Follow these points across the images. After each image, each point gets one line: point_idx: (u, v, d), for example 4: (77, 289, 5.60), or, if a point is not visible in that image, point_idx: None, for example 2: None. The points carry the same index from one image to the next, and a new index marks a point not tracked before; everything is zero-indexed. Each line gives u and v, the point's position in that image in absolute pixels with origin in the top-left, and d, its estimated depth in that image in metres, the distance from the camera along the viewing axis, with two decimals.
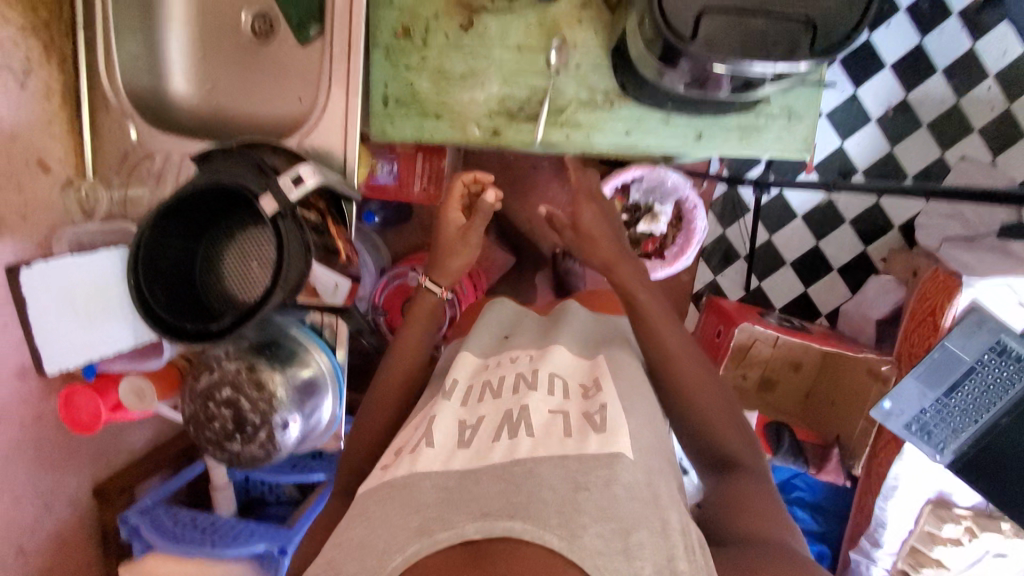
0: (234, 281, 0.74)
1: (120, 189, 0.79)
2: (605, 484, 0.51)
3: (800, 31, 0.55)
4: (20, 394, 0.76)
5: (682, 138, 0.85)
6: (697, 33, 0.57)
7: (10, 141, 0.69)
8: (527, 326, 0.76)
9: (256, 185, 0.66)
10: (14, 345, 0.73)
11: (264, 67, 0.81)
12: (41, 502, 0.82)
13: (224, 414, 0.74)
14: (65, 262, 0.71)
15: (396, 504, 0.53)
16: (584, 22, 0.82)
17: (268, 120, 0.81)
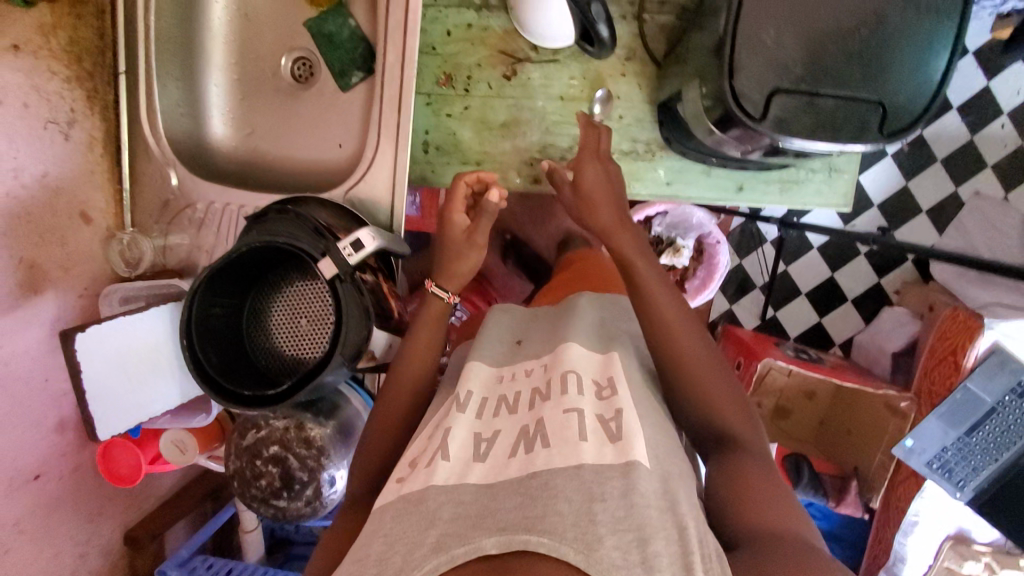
0: (285, 336, 0.77)
1: (161, 237, 0.81)
2: (622, 495, 0.50)
3: (872, 115, 0.58)
4: (57, 450, 0.77)
5: (722, 188, 0.91)
6: (768, 112, 0.58)
7: (54, 195, 0.73)
8: (537, 330, 0.76)
9: (315, 249, 0.69)
10: (56, 397, 0.76)
11: (305, 111, 0.85)
12: (77, 551, 0.83)
13: (272, 472, 0.83)
14: (116, 325, 0.70)
15: (414, 522, 0.52)
16: (627, 75, 0.87)
17: (307, 164, 0.84)
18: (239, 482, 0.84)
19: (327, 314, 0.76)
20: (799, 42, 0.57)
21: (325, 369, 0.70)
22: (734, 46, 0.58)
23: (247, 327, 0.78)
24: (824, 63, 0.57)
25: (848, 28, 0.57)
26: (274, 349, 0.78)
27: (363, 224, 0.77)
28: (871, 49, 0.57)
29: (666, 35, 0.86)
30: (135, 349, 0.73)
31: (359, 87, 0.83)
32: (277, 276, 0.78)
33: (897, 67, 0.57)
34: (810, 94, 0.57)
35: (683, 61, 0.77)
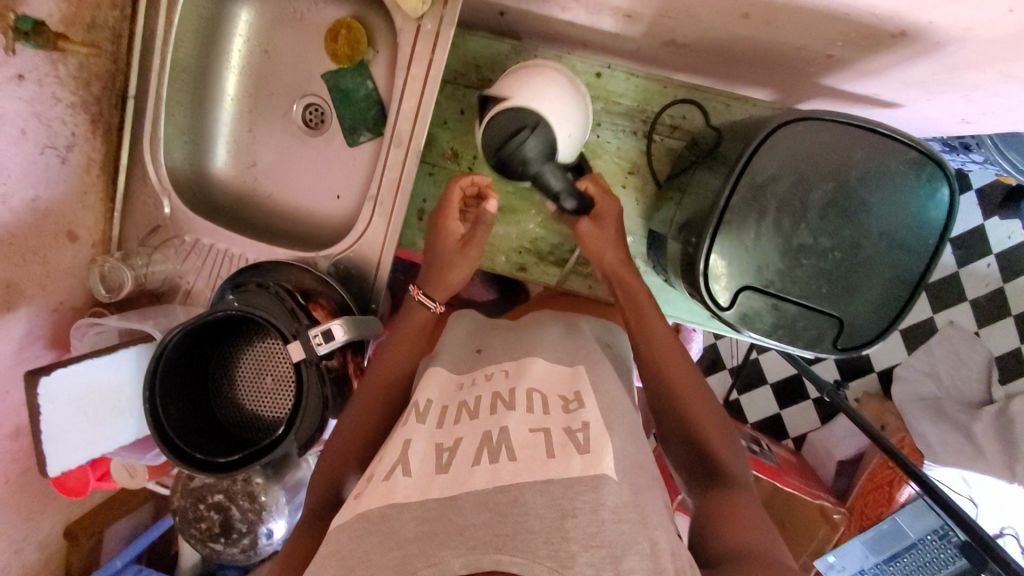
0: (248, 396, 0.74)
1: (143, 263, 0.81)
2: (592, 510, 0.50)
3: (829, 327, 0.59)
4: (9, 455, 0.78)
5: (698, 313, 0.92)
6: (734, 305, 0.60)
7: (43, 217, 0.73)
8: (498, 341, 0.79)
9: (288, 330, 0.68)
10: (16, 406, 0.77)
11: (309, 155, 0.89)
12: (13, 545, 0.82)
13: (213, 517, 0.78)
14: (86, 365, 0.65)
15: (378, 543, 0.50)
16: (626, 187, 0.88)
17: (306, 214, 0.89)
18: (179, 520, 0.79)
19: (291, 382, 0.73)
20: (776, 249, 0.57)
21: (273, 450, 0.67)
22: (717, 231, 0.58)
23: (210, 377, 0.75)
24: (796, 271, 0.57)
25: (821, 250, 0.57)
26: (232, 406, 0.74)
27: (338, 291, 0.79)
28: (843, 269, 0.57)
29: (671, 159, 0.87)
30: (97, 384, 0.67)
31: (366, 145, 0.87)
32: (248, 330, 0.74)
33: (867, 286, 0.58)
34: (777, 296, 0.58)
35: (683, 193, 0.79)
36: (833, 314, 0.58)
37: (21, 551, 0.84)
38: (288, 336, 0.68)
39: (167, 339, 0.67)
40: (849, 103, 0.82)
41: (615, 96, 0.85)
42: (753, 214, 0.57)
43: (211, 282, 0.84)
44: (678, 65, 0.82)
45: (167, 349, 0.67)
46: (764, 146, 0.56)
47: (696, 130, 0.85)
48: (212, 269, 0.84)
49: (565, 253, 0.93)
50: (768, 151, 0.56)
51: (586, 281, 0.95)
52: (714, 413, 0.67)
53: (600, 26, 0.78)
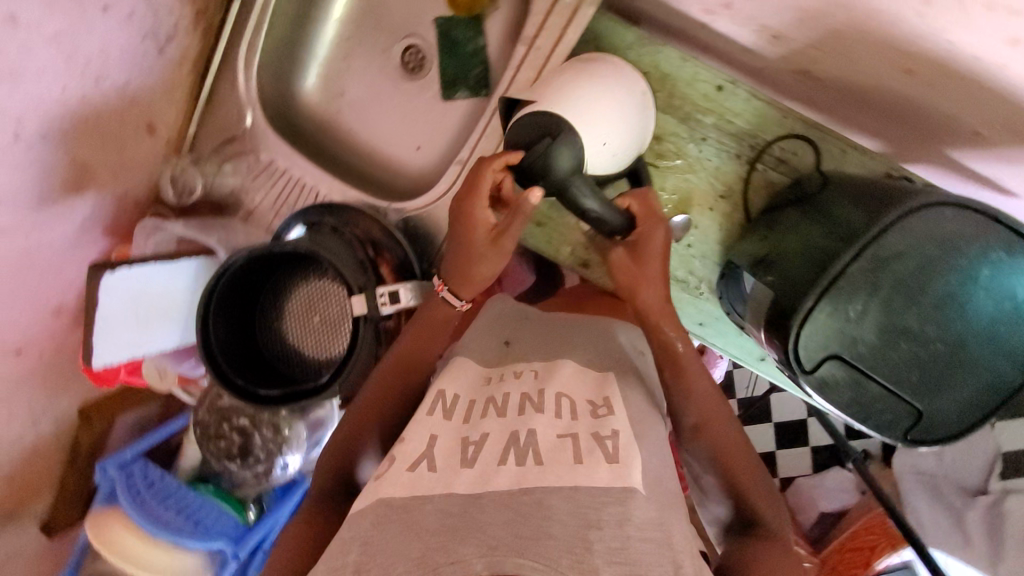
0: (293, 332, 0.72)
1: (212, 170, 0.79)
2: (618, 523, 0.45)
3: (907, 417, 0.57)
4: (49, 330, 0.78)
5: (748, 353, 0.90)
6: (818, 370, 0.58)
7: (129, 105, 0.72)
8: (527, 332, 0.76)
9: (354, 281, 0.66)
10: (64, 285, 0.76)
11: (399, 98, 0.84)
12: (32, 417, 0.83)
13: (234, 438, 0.78)
14: (149, 268, 0.65)
15: (396, 535, 0.45)
16: (713, 211, 0.84)
17: (383, 160, 0.85)
18: (199, 434, 0.80)
19: (337, 329, 0.71)
20: (878, 327, 0.54)
21: (313, 397, 0.66)
22: (821, 296, 0.55)
23: (259, 303, 0.73)
24: (896, 355, 0.55)
25: (928, 340, 0.54)
26: (276, 338, 0.73)
27: (396, 241, 0.76)
28: (943, 365, 0.54)
29: (768, 192, 0.82)
30: (156, 288, 0.67)
31: (460, 103, 0.82)
32: (305, 266, 0.72)
33: (960, 388, 0.55)
34: (866, 373, 0.55)
35: (770, 232, 0.76)
36: (916, 406, 0.56)
37: (37, 424, 0.84)
38: (353, 287, 0.66)
39: (232, 261, 0.65)
40: (970, 176, 0.75)
41: (731, 116, 0.81)
42: (868, 286, 0.54)
43: (276, 206, 0.81)
44: (806, 95, 0.79)
45: (229, 271, 0.65)
46: (901, 221, 0.54)
47: (804, 169, 0.80)
48: (281, 197, 0.80)
49: None
50: (903, 228, 0.54)
51: None
52: (755, 460, 0.66)
53: (734, 37, 0.75)
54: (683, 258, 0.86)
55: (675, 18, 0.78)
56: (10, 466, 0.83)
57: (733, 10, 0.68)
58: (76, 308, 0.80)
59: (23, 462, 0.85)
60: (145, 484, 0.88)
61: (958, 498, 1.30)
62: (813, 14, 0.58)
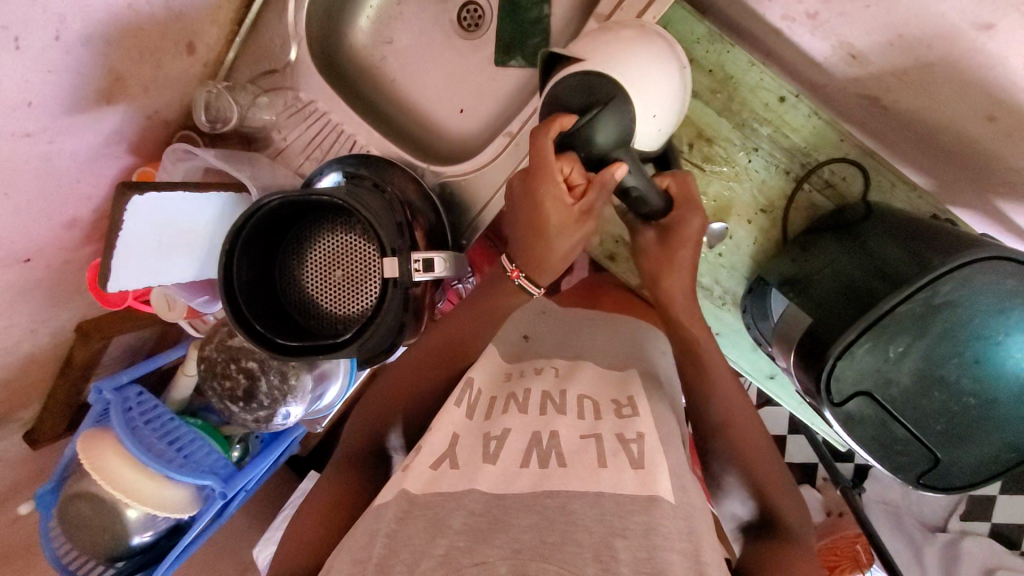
0: (313, 281, 0.70)
1: (248, 102, 0.76)
2: (644, 533, 0.46)
3: (922, 461, 0.59)
4: (59, 242, 0.75)
5: (757, 369, 0.92)
6: (845, 403, 0.59)
7: (173, 21, 0.68)
8: (545, 328, 0.82)
9: (390, 243, 0.65)
10: (81, 198, 0.73)
11: (449, 55, 0.80)
12: (31, 327, 0.80)
13: (239, 380, 0.78)
14: (175, 195, 0.62)
15: (422, 530, 0.48)
16: (751, 223, 0.83)
17: (424, 118, 0.82)
18: (203, 371, 0.79)
19: (362, 287, 0.68)
20: (914, 372, 0.56)
21: (333, 353, 0.65)
22: (861, 334, 0.57)
23: (281, 247, 0.70)
24: (922, 401, 0.57)
25: (959, 392, 0.56)
26: (294, 285, 0.70)
27: (433, 209, 0.75)
28: (967, 416, 0.57)
29: (809, 214, 0.81)
30: (179, 216, 0.65)
31: (513, 71, 0.78)
32: (334, 215, 0.69)
33: (977, 442, 0.58)
34: (892, 415, 0.58)
35: (804, 255, 0.75)
36: (933, 451, 0.58)
37: (34, 335, 0.82)
38: (387, 248, 0.64)
39: (265, 202, 0.62)
40: (1017, 230, 0.73)
41: (789, 130, 0.78)
42: (913, 330, 0.56)
43: (308, 149, 0.79)
44: (868, 123, 0.76)
45: (261, 212, 0.63)
46: (960, 271, 0.54)
47: (851, 197, 0.79)
48: (316, 139, 0.78)
49: None
50: (960, 277, 0.54)
51: None
52: (772, 457, 0.66)
53: (809, 49, 0.71)
54: (712, 267, 0.86)
55: (750, 19, 0.75)
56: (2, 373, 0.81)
57: (818, 21, 0.66)
58: (88, 222, 0.77)
59: (16, 371, 0.83)
60: (140, 413, 0.88)
61: (917, 531, 1.37)
62: (904, 42, 0.58)
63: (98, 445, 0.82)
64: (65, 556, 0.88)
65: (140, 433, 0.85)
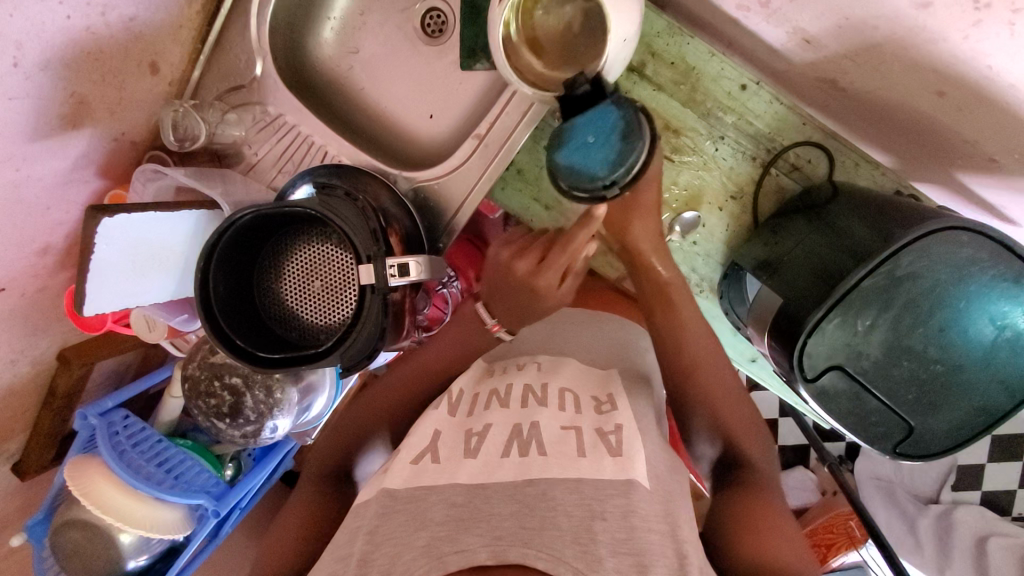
0: (291, 294, 0.70)
1: (216, 119, 0.77)
2: (622, 515, 0.48)
3: (897, 430, 0.61)
4: (34, 269, 0.75)
5: (738, 352, 0.93)
6: (819, 379, 0.60)
7: (134, 42, 0.69)
8: (529, 330, 0.80)
9: (365, 250, 0.65)
10: (53, 225, 0.73)
11: (414, 61, 0.81)
12: (11, 356, 0.80)
13: (224, 397, 0.77)
14: (148, 217, 0.62)
15: (404, 522, 0.49)
16: (722, 210, 0.84)
17: (393, 126, 0.83)
18: (188, 389, 0.79)
19: (340, 297, 0.69)
20: (883, 344, 0.58)
21: (315, 363, 0.65)
22: (831, 309, 0.58)
23: (258, 261, 0.70)
24: (890, 370, 0.58)
25: (924, 359, 0.57)
26: (273, 298, 0.70)
27: (409, 215, 0.76)
28: (935, 382, 0.58)
29: (778, 199, 0.83)
30: (154, 237, 0.65)
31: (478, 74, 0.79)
32: (310, 227, 0.70)
33: (945, 407, 0.59)
34: (864, 387, 0.59)
35: (775, 237, 0.77)
36: (906, 420, 0.60)
37: (15, 365, 0.81)
38: (361, 254, 0.65)
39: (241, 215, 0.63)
40: (978, 202, 0.75)
41: (752, 117, 0.80)
42: (879, 303, 0.57)
43: (279, 163, 0.79)
44: (827, 105, 0.78)
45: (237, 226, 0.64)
46: (918, 242, 0.56)
47: (817, 179, 0.81)
48: (286, 153, 0.79)
49: None
50: (918, 249, 0.56)
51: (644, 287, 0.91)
52: (745, 416, 0.70)
53: (763, 36, 0.72)
54: (687, 255, 0.87)
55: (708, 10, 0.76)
56: None
57: (770, 8, 0.67)
58: (63, 248, 0.77)
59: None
60: (128, 437, 0.88)
61: (910, 504, 1.40)
62: (851, 26, 0.60)
63: (84, 470, 0.81)
64: None
65: (128, 457, 0.85)
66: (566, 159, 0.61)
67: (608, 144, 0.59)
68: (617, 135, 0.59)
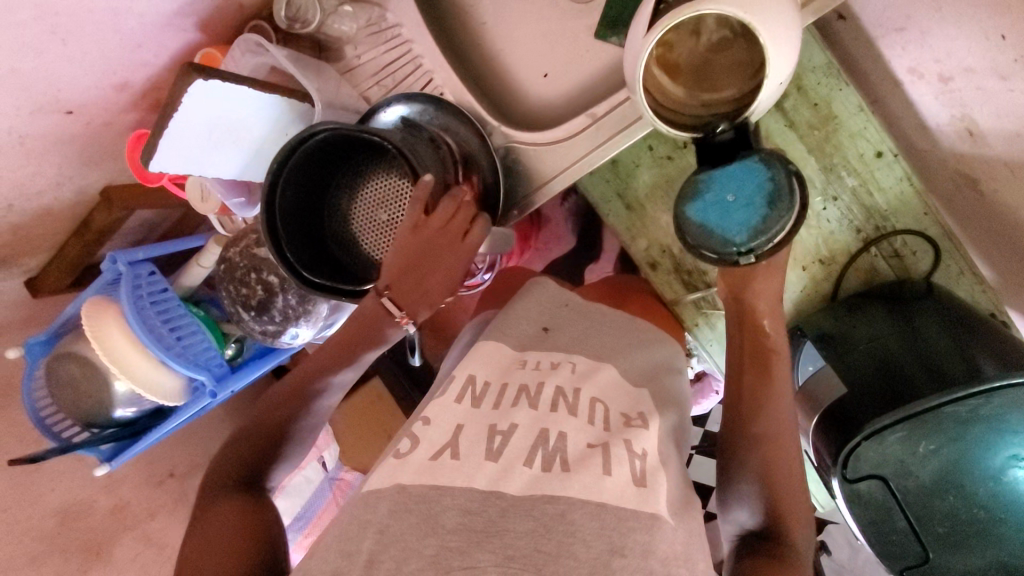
0: (354, 222, 0.67)
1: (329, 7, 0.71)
2: (642, 555, 0.47)
3: (911, 555, 0.58)
4: (105, 102, 0.71)
5: None
6: (858, 482, 0.58)
7: None
8: (567, 320, 0.74)
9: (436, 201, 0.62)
10: (136, 64, 0.69)
11: (548, 12, 0.74)
12: (58, 180, 0.78)
13: (256, 290, 0.77)
14: (238, 88, 0.59)
15: (414, 526, 0.48)
16: (805, 271, 0.80)
17: (505, 74, 0.77)
18: (224, 271, 0.79)
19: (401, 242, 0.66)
20: (937, 470, 0.55)
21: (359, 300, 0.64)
22: (897, 418, 0.55)
23: (331, 179, 0.67)
24: (933, 497, 0.56)
25: (973, 500, 0.54)
26: (335, 220, 0.67)
27: (495, 174, 0.72)
28: (972, 526, 0.55)
29: (866, 280, 0.78)
30: (238, 110, 0.62)
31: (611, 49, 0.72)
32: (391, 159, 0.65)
33: (974, 552, 0.56)
34: (898, 505, 0.57)
35: (848, 315, 0.73)
36: (926, 550, 0.57)
37: (59, 188, 0.79)
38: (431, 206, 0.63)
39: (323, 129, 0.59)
40: None
41: (875, 189, 0.74)
42: (951, 433, 0.54)
43: (379, 75, 0.75)
44: (953, 203, 0.73)
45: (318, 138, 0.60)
46: (1014, 387, 0.53)
47: (914, 276, 0.75)
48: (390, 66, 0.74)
49: (701, 282, 0.85)
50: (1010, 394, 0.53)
51: (697, 319, 0.87)
52: (800, 488, 0.59)
53: (925, 110, 0.68)
54: None
55: (877, 63, 0.70)
56: (20, 215, 0.78)
57: (948, 86, 0.63)
58: (139, 90, 0.73)
59: (34, 219, 0.81)
60: (148, 292, 0.86)
61: None
62: None
63: (99, 309, 0.81)
64: (44, 412, 0.87)
65: (144, 311, 0.84)
66: (699, 214, 0.61)
67: (751, 207, 0.59)
68: (763, 200, 0.58)
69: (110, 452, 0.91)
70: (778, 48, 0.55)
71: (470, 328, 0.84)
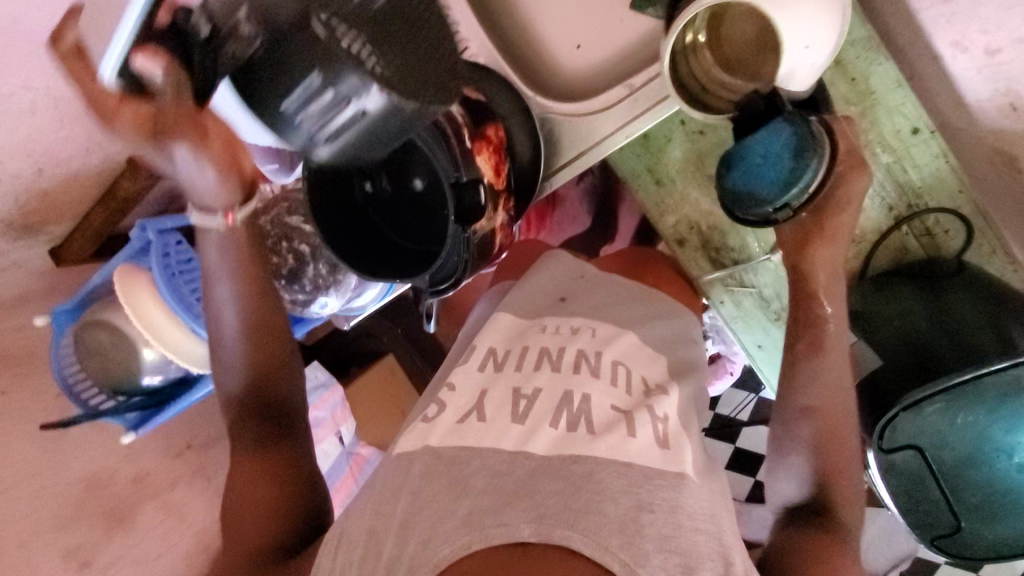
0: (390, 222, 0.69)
1: None
2: (670, 510, 0.47)
3: (940, 524, 0.60)
4: None
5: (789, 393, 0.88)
6: (891, 453, 0.59)
7: None
8: (586, 291, 0.73)
9: (467, 170, 0.63)
10: None
11: None
12: (84, 147, 0.77)
13: (287, 259, 0.83)
14: None
15: (445, 489, 0.48)
16: None
17: (538, 47, 0.76)
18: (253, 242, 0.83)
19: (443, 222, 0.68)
20: (972, 441, 0.56)
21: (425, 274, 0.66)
22: (936, 391, 0.55)
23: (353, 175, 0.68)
24: (965, 470, 0.57)
25: (1005, 473, 0.55)
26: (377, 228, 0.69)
27: (535, 143, 0.73)
28: (1003, 498, 0.56)
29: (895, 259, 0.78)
30: None
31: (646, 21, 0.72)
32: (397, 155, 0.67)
33: (1003, 522, 0.58)
34: (934, 476, 0.58)
35: (878, 293, 0.73)
36: (955, 518, 0.59)
37: (86, 157, 0.78)
38: (460, 174, 0.62)
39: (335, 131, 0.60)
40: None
41: (910, 166, 0.74)
42: (989, 404, 0.54)
43: None
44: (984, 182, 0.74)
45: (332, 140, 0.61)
46: None
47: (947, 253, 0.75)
48: None
49: (728, 259, 0.84)
50: None
51: (723, 296, 0.87)
52: (854, 461, 0.60)
53: (959, 83, 0.68)
54: (776, 279, 0.83)
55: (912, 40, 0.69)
56: (47, 181, 0.78)
57: (992, 60, 0.63)
58: None
59: (59, 186, 0.80)
60: (177, 263, 0.85)
61: None
62: None
63: (130, 280, 0.82)
64: (72, 379, 0.88)
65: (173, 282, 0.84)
66: (735, 181, 0.60)
67: (777, 164, 0.57)
68: (788, 154, 0.57)
69: (135, 420, 0.91)
70: (800, 18, 0.57)
71: (486, 297, 0.83)
